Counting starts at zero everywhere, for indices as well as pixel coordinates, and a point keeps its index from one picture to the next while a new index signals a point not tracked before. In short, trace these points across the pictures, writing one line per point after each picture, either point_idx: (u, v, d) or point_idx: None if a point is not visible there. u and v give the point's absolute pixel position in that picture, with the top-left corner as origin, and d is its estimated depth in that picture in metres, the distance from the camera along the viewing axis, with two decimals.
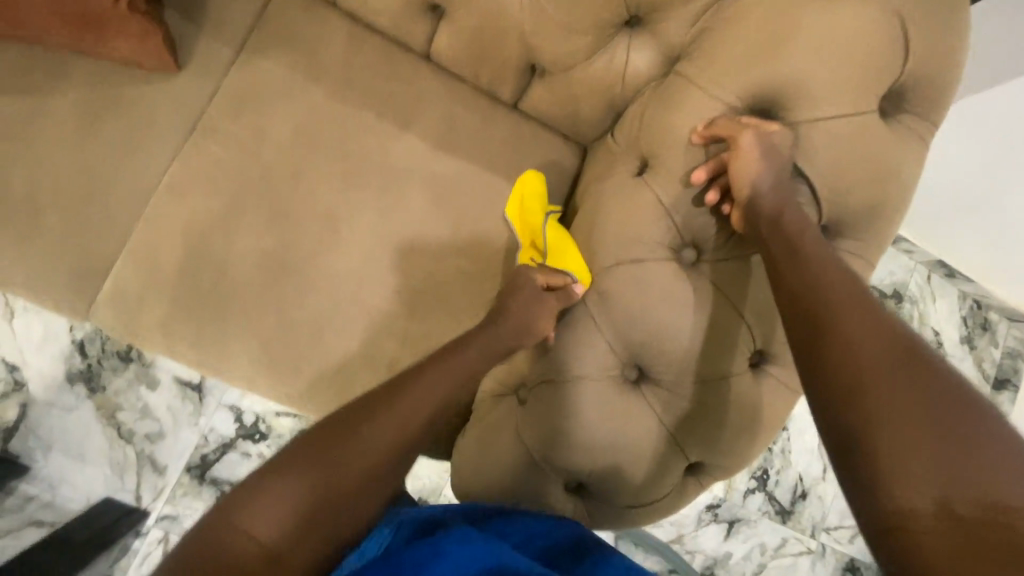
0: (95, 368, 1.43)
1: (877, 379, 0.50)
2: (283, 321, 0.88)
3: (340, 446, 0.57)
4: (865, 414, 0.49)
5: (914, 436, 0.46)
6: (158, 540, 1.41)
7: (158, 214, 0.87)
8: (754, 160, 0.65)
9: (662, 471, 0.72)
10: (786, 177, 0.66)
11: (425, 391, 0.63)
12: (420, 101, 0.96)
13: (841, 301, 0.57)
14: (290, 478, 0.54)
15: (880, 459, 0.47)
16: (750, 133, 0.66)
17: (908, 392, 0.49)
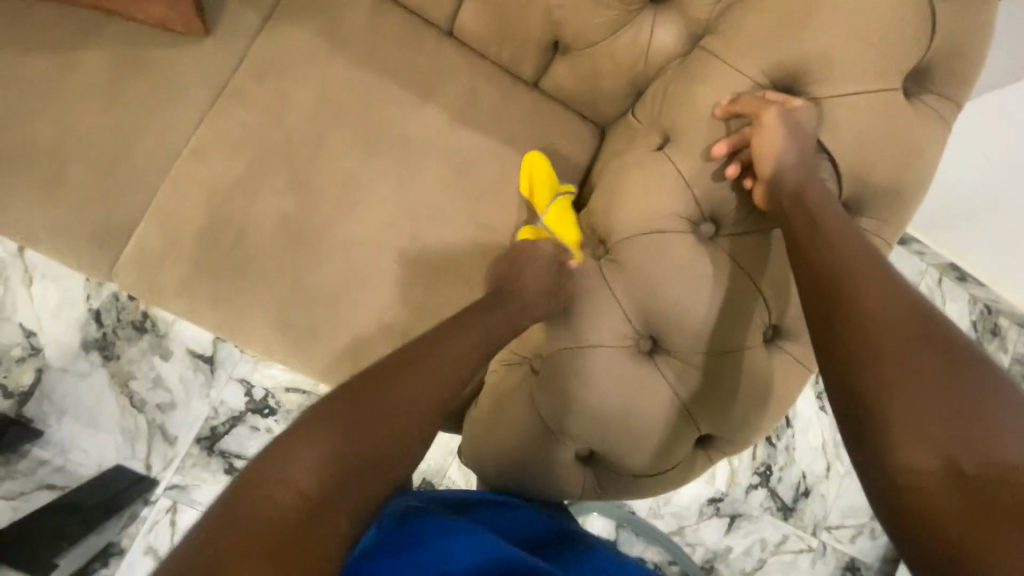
0: (110, 337, 1.45)
1: (891, 345, 0.51)
2: (300, 287, 0.89)
3: (371, 403, 0.58)
4: (878, 379, 0.50)
5: (925, 400, 0.47)
6: (167, 509, 1.43)
7: (182, 177, 0.89)
8: (778, 136, 0.66)
9: (674, 440, 0.73)
10: (809, 152, 0.67)
11: (451, 354, 0.66)
12: (442, 75, 0.97)
13: (859, 270, 0.58)
14: (326, 429, 0.55)
15: (892, 422, 0.47)
16: (775, 109, 0.66)
17: (919, 358, 0.50)
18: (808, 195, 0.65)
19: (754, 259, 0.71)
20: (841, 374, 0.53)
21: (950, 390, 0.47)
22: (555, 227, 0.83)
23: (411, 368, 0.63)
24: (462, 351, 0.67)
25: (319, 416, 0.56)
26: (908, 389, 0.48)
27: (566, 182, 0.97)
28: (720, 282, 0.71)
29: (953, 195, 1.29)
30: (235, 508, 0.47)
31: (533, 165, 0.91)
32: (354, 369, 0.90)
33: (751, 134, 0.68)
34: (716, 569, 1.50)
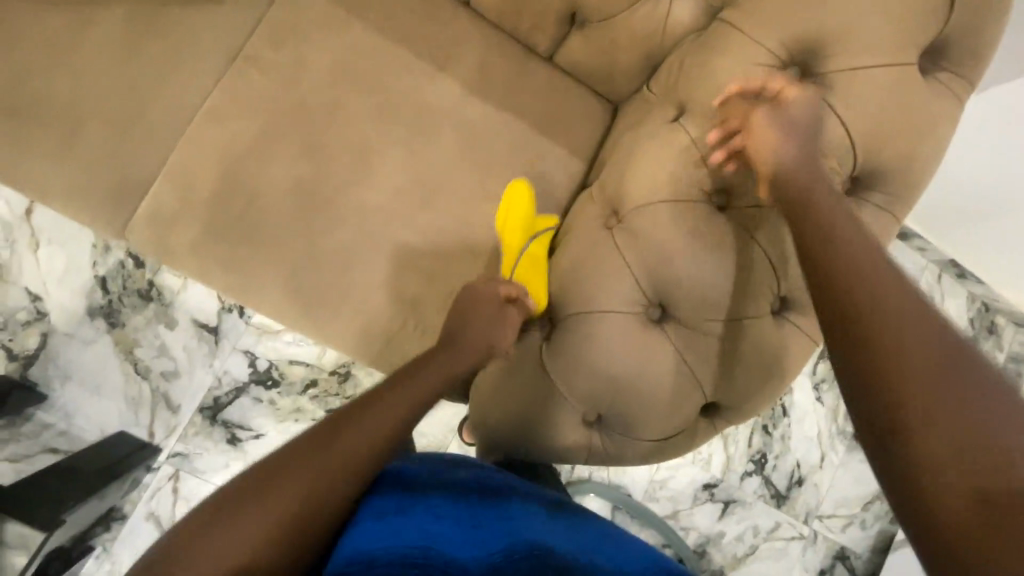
0: (116, 305, 1.45)
1: (892, 333, 0.49)
2: (312, 251, 0.89)
3: (328, 448, 0.58)
4: (882, 371, 0.48)
5: (933, 389, 0.45)
6: (169, 477, 1.44)
7: (197, 137, 0.89)
8: (770, 135, 0.67)
9: (680, 406, 0.74)
10: (811, 143, 0.67)
11: (415, 394, 0.66)
12: (458, 45, 0.97)
13: (858, 258, 0.56)
14: (278, 480, 0.55)
15: (903, 414, 0.45)
16: (764, 110, 0.67)
17: (923, 348, 0.48)
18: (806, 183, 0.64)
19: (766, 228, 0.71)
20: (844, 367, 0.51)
21: (952, 379, 0.45)
22: (523, 264, 0.81)
23: (369, 411, 0.62)
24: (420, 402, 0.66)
25: (266, 469, 0.56)
26: (914, 379, 0.46)
27: (578, 157, 0.98)
28: (733, 252, 0.72)
29: (955, 193, 1.30)
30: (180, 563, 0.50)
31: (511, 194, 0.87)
32: (363, 335, 0.91)
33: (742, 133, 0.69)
34: (709, 553, 1.52)
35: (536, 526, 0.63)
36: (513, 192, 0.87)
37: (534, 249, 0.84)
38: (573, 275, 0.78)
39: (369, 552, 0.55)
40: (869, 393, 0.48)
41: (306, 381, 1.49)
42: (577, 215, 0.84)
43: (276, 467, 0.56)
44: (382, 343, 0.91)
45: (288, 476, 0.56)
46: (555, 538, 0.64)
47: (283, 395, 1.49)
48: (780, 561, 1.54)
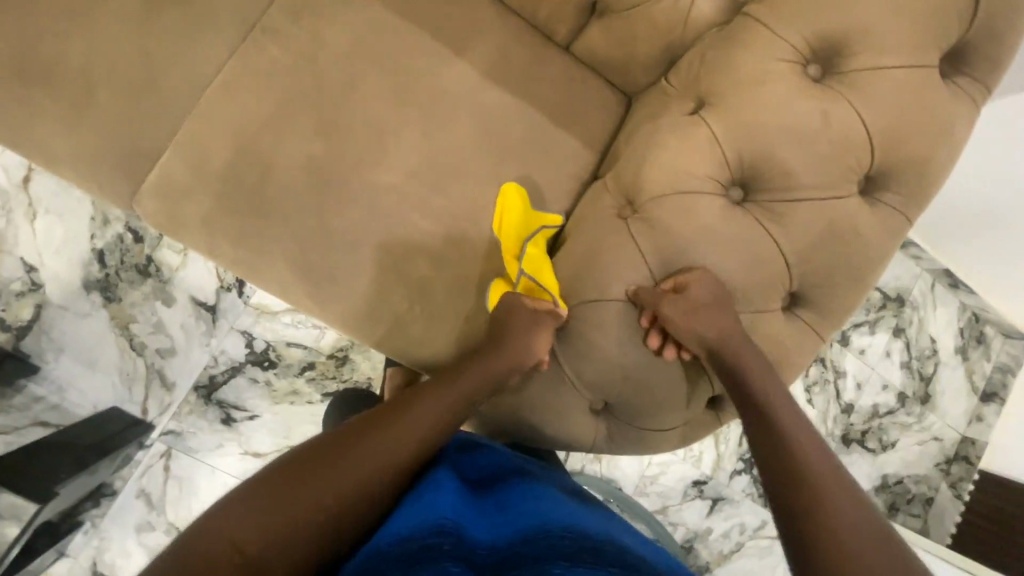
0: (113, 279, 1.43)
1: (791, 435, 0.65)
2: (322, 229, 0.89)
3: (341, 458, 0.61)
4: (781, 459, 0.63)
5: (818, 477, 0.60)
6: (160, 454, 1.42)
7: (209, 110, 0.87)
8: (680, 325, 0.69)
9: (688, 397, 0.75)
10: (728, 317, 0.71)
11: (429, 411, 0.68)
12: (477, 29, 0.96)
13: (758, 373, 0.69)
14: (289, 484, 0.58)
15: (793, 493, 0.59)
16: (668, 303, 0.70)
17: (812, 450, 0.63)
18: (723, 354, 0.70)
19: (782, 223, 0.72)
20: (764, 451, 0.65)
21: (862, 524, 0.55)
22: (529, 262, 0.81)
23: (403, 416, 0.67)
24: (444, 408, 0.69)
25: (298, 464, 0.60)
26: (802, 468, 0.61)
27: (591, 148, 0.98)
28: (748, 246, 0.72)
29: (959, 203, 1.30)
30: (190, 550, 0.51)
31: (506, 197, 0.87)
32: (370, 316, 0.90)
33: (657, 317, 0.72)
34: (695, 549, 1.54)
35: (559, 506, 0.64)
36: (507, 196, 0.87)
37: (533, 249, 0.84)
38: (586, 263, 0.78)
39: (402, 530, 0.56)
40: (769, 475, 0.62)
41: (304, 363, 1.49)
42: (591, 201, 0.84)
43: (309, 464, 0.60)
44: (389, 325, 0.90)
45: (321, 473, 0.60)
46: (586, 513, 0.66)
47: (279, 376, 1.48)
48: (765, 558, 1.54)
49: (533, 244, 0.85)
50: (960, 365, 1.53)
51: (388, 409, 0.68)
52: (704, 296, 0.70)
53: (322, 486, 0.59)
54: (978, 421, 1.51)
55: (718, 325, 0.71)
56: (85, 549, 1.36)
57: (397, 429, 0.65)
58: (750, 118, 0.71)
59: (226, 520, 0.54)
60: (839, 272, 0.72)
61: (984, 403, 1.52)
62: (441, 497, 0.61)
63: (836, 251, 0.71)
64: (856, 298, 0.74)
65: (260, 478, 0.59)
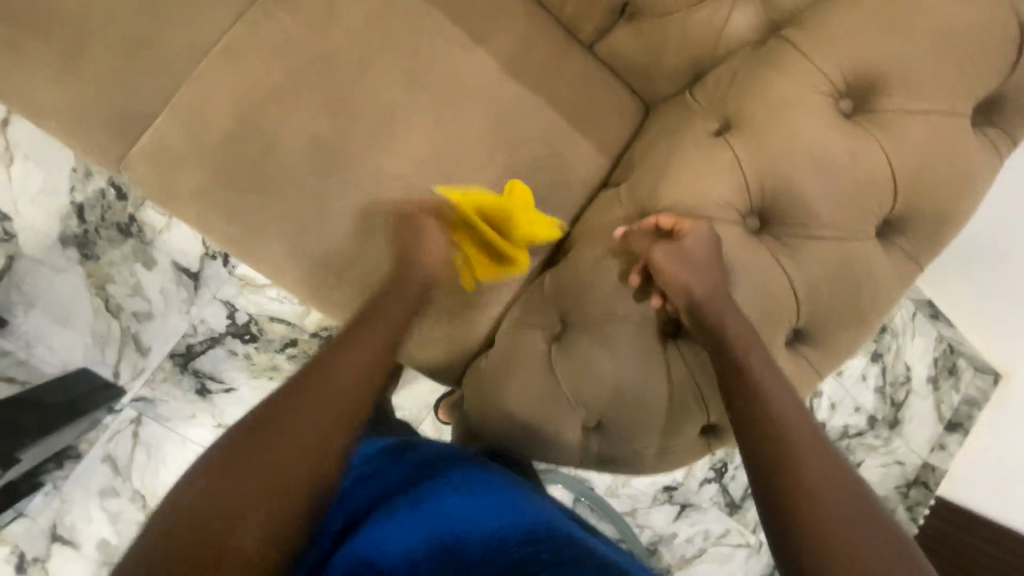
0: (91, 236, 1.37)
1: (778, 419, 0.61)
2: (319, 213, 0.85)
3: (286, 418, 0.60)
4: (765, 442, 0.60)
5: (805, 463, 0.57)
6: (130, 420, 1.38)
7: (210, 74, 0.82)
8: (669, 273, 0.69)
9: (683, 424, 0.74)
10: (716, 276, 0.69)
11: (352, 360, 0.68)
12: (500, 18, 0.92)
13: (736, 339, 0.67)
14: (244, 455, 0.57)
15: (778, 480, 0.57)
16: (661, 250, 0.70)
17: (800, 431, 0.60)
18: (706, 311, 0.68)
19: (796, 259, 0.70)
20: (742, 434, 0.62)
21: (846, 491, 0.56)
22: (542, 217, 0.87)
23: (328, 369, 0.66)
24: (367, 360, 0.69)
25: (239, 446, 0.58)
26: (790, 456, 0.58)
27: (605, 155, 0.95)
28: (760, 279, 0.70)
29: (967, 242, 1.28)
30: (167, 544, 0.50)
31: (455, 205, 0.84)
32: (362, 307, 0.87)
33: (649, 264, 0.72)
34: (659, 552, 1.56)
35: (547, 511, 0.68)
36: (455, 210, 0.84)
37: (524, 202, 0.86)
38: (593, 277, 0.76)
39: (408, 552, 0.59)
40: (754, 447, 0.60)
41: (286, 340, 1.45)
42: (597, 217, 0.82)
43: (250, 442, 0.58)
44: None
45: (265, 447, 0.58)
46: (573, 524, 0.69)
47: (260, 350, 1.44)
48: (725, 565, 1.58)
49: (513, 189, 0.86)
50: (929, 395, 1.54)
51: (315, 370, 0.65)
52: (699, 257, 0.69)
53: (268, 458, 0.57)
54: (941, 448, 1.52)
55: (707, 289, 0.69)
56: (45, 511, 1.32)
57: (330, 388, 0.64)
58: (777, 148, 0.69)
59: (183, 524, 0.52)
60: (847, 313, 0.71)
61: (948, 433, 1.52)
62: (432, 513, 0.64)
63: (847, 290, 0.70)
64: (859, 339, 0.73)
65: (194, 480, 0.56)
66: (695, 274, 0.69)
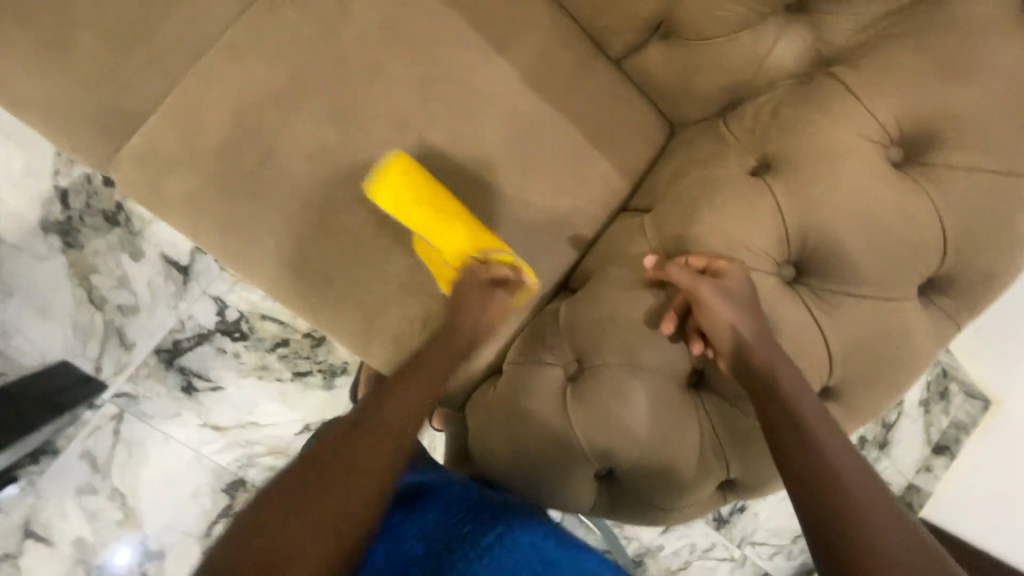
0: (75, 223, 1.29)
1: (831, 462, 0.57)
2: (323, 228, 0.79)
3: (356, 446, 0.62)
4: (819, 480, 0.56)
5: (859, 499, 0.54)
6: (112, 417, 1.32)
7: (210, 73, 0.75)
8: (716, 313, 0.64)
9: (701, 479, 0.70)
10: (759, 316, 0.65)
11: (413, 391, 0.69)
12: (524, 27, 0.85)
13: (793, 392, 0.62)
14: (319, 479, 0.59)
15: (835, 516, 0.54)
16: (707, 287, 0.64)
17: (852, 472, 0.57)
18: (752, 357, 0.64)
19: (832, 314, 0.67)
20: (792, 478, 0.58)
21: (908, 553, 0.51)
22: (379, 177, 0.76)
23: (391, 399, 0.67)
24: (411, 409, 0.68)
25: (277, 509, 0.56)
26: (845, 493, 0.55)
27: (626, 178, 0.90)
28: (794, 333, 0.67)
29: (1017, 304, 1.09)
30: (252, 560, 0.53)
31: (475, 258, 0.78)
32: (364, 330, 0.82)
33: (692, 300, 0.66)
34: (644, 564, 1.50)
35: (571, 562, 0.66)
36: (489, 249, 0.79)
37: (399, 195, 0.76)
38: (614, 318, 0.72)
39: None
40: (804, 490, 0.56)
41: (277, 339, 1.38)
42: (618, 249, 0.78)
43: (288, 504, 0.57)
44: (382, 342, 0.82)
45: (303, 509, 0.56)
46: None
47: (250, 350, 1.38)
48: None
49: (397, 212, 0.76)
50: (919, 418, 1.44)
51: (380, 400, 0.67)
52: (742, 297, 0.65)
53: (311, 515, 0.56)
54: (926, 469, 1.42)
55: (755, 331, 0.64)
56: (19, 507, 1.27)
57: (368, 448, 0.62)
58: (822, 199, 0.65)
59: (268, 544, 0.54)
60: (881, 373, 0.68)
61: (935, 455, 1.42)
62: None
63: (883, 350, 0.67)
64: (891, 399, 0.70)
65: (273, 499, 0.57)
66: (741, 315, 0.64)
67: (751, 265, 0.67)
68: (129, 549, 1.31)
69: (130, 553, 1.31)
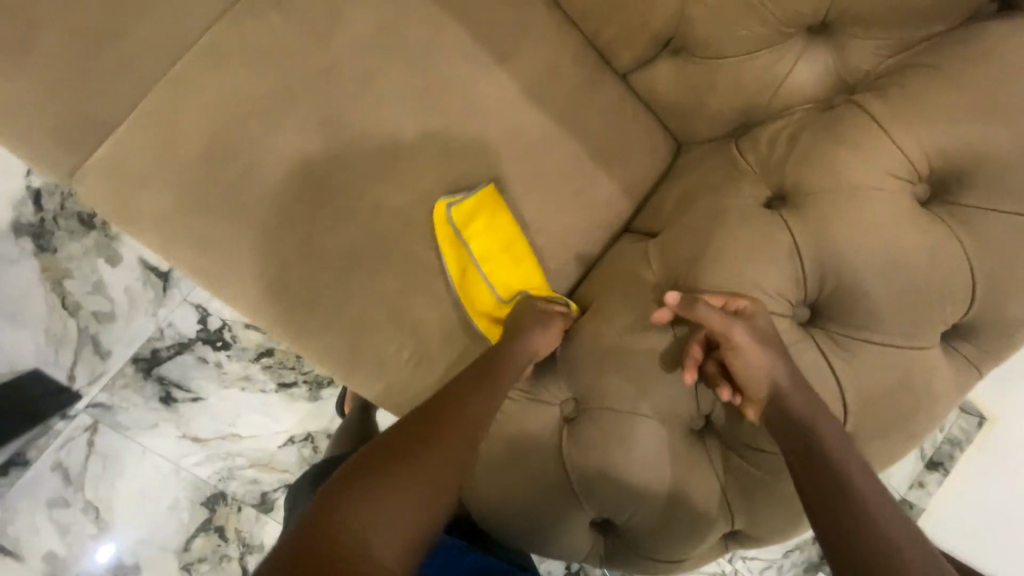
0: (48, 226, 1.14)
1: (861, 497, 0.52)
2: (306, 250, 0.73)
3: (427, 446, 0.56)
4: (844, 509, 0.51)
5: (892, 537, 0.48)
6: (85, 428, 1.16)
7: (187, 81, 0.69)
8: (754, 356, 0.60)
9: (706, 531, 0.66)
10: (788, 362, 0.61)
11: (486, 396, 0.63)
12: (527, 36, 0.79)
13: (831, 438, 0.57)
14: (388, 477, 0.53)
15: (860, 546, 0.48)
16: (740, 331, 0.60)
17: (885, 511, 0.51)
18: (787, 406, 0.59)
19: (851, 362, 0.63)
20: (815, 514, 0.52)
21: None
22: (462, 203, 0.75)
23: (463, 400, 0.61)
24: (481, 413, 0.61)
25: (344, 492, 0.51)
26: (875, 527, 0.49)
27: (631, 198, 0.85)
28: (810, 381, 0.63)
29: None
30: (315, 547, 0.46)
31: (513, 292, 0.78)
32: (351, 358, 0.76)
33: (721, 342, 0.62)
34: None
35: None
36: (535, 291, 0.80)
37: (478, 224, 0.75)
38: (618, 357, 0.68)
39: None
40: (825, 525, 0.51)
41: (261, 348, 1.22)
42: (622, 278, 0.74)
43: (356, 488, 0.51)
44: (369, 370, 0.77)
45: (373, 498, 0.51)
46: None
47: (232, 360, 1.21)
48: None
49: (472, 238, 0.75)
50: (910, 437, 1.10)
51: (450, 400, 0.61)
52: (771, 339, 0.61)
53: (380, 511, 0.50)
54: (919, 485, 1.12)
55: (790, 377, 0.60)
56: None
57: (443, 448, 0.57)
58: (845, 239, 0.61)
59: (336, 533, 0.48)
60: (899, 422, 0.64)
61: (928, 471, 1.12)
62: None
63: (904, 401, 0.63)
64: (907, 447, 0.66)
65: (338, 488, 0.52)
66: (772, 361, 0.60)
67: (770, 307, 0.63)
68: (112, 545, 1.15)
69: (113, 550, 1.15)
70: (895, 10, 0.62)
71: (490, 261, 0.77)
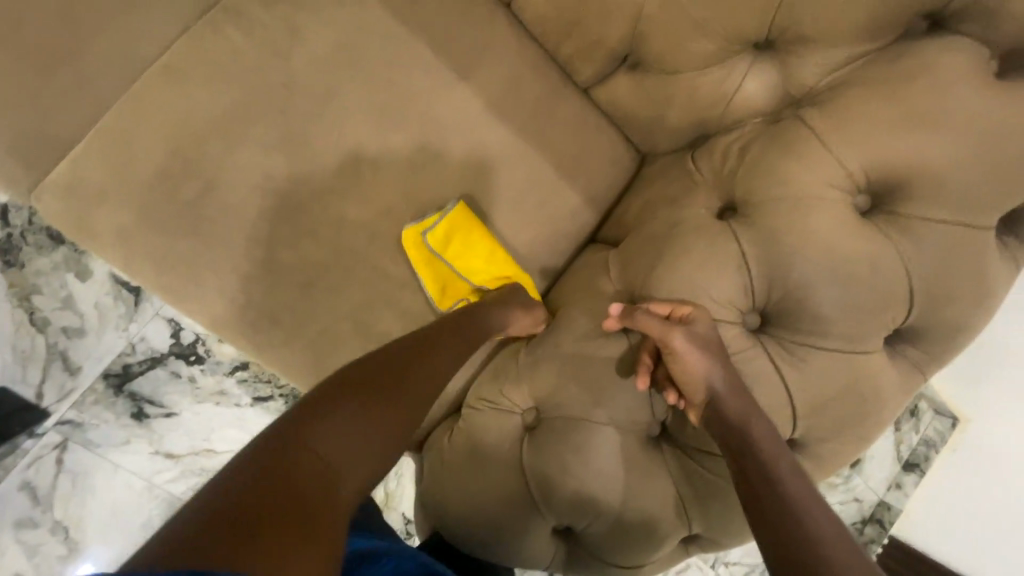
0: (16, 241, 1.12)
1: (797, 508, 0.53)
2: (269, 263, 0.73)
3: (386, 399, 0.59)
4: (782, 519, 0.52)
5: (822, 538, 0.50)
6: (55, 446, 1.14)
7: (146, 99, 0.70)
8: (692, 363, 0.62)
9: (662, 536, 0.67)
10: (728, 368, 0.62)
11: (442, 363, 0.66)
12: (489, 51, 0.81)
13: (767, 448, 0.58)
14: (349, 422, 0.54)
15: (792, 553, 0.50)
16: (680, 338, 0.61)
17: (818, 519, 0.52)
18: (727, 413, 0.60)
19: (799, 368, 0.65)
20: (756, 520, 0.54)
21: None
22: (435, 228, 0.75)
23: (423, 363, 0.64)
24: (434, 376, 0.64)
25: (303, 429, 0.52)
26: (804, 533, 0.51)
27: (595, 208, 0.87)
28: (758, 387, 0.65)
29: None
30: (281, 476, 0.47)
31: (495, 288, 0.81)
32: (316, 369, 0.76)
33: (663, 349, 0.64)
34: None
35: None
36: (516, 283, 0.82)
37: (456, 245, 0.76)
38: (576, 365, 0.69)
39: None
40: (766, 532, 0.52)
41: (237, 362, 1.21)
42: (582, 288, 0.75)
43: (322, 422, 0.53)
44: None
45: (336, 436, 0.53)
46: None
47: (206, 374, 1.20)
48: None
49: (452, 259, 0.77)
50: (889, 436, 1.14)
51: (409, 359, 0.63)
52: (711, 343, 0.63)
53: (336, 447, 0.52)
54: (896, 486, 1.15)
55: (729, 384, 0.62)
56: None
57: (397, 404, 0.59)
58: (790, 249, 0.63)
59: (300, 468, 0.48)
60: (848, 426, 0.66)
61: (904, 473, 1.15)
62: None
63: (853, 405, 0.65)
64: (859, 450, 0.68)
65: (300, 422, 0.52)
66: (712, 367, 0.62)
67: (714, 317, 0.65)
68: (89, 565, 1.12)
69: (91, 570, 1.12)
70: (834, 29, 0.65)
71: (467, 267, 0.79)
